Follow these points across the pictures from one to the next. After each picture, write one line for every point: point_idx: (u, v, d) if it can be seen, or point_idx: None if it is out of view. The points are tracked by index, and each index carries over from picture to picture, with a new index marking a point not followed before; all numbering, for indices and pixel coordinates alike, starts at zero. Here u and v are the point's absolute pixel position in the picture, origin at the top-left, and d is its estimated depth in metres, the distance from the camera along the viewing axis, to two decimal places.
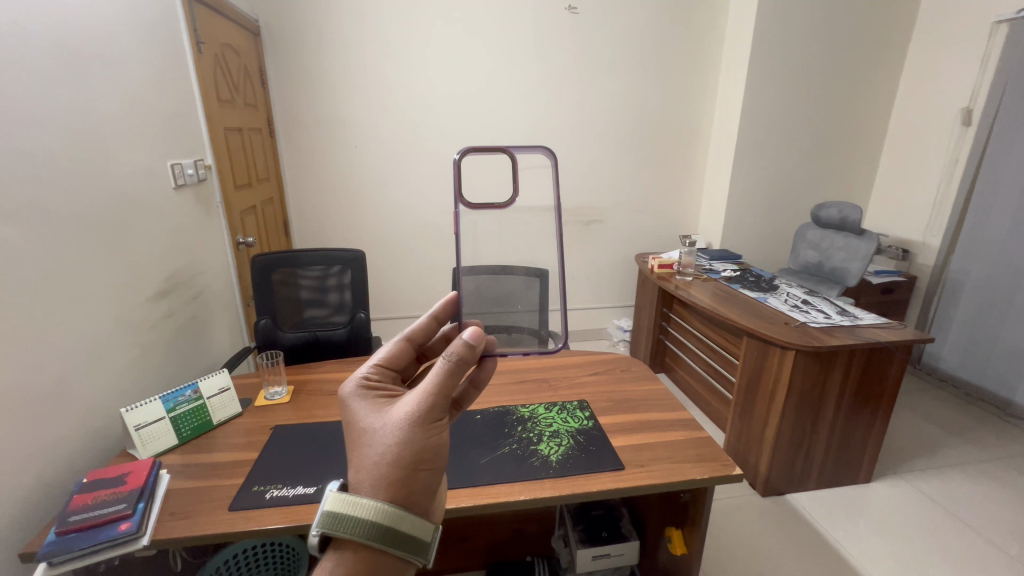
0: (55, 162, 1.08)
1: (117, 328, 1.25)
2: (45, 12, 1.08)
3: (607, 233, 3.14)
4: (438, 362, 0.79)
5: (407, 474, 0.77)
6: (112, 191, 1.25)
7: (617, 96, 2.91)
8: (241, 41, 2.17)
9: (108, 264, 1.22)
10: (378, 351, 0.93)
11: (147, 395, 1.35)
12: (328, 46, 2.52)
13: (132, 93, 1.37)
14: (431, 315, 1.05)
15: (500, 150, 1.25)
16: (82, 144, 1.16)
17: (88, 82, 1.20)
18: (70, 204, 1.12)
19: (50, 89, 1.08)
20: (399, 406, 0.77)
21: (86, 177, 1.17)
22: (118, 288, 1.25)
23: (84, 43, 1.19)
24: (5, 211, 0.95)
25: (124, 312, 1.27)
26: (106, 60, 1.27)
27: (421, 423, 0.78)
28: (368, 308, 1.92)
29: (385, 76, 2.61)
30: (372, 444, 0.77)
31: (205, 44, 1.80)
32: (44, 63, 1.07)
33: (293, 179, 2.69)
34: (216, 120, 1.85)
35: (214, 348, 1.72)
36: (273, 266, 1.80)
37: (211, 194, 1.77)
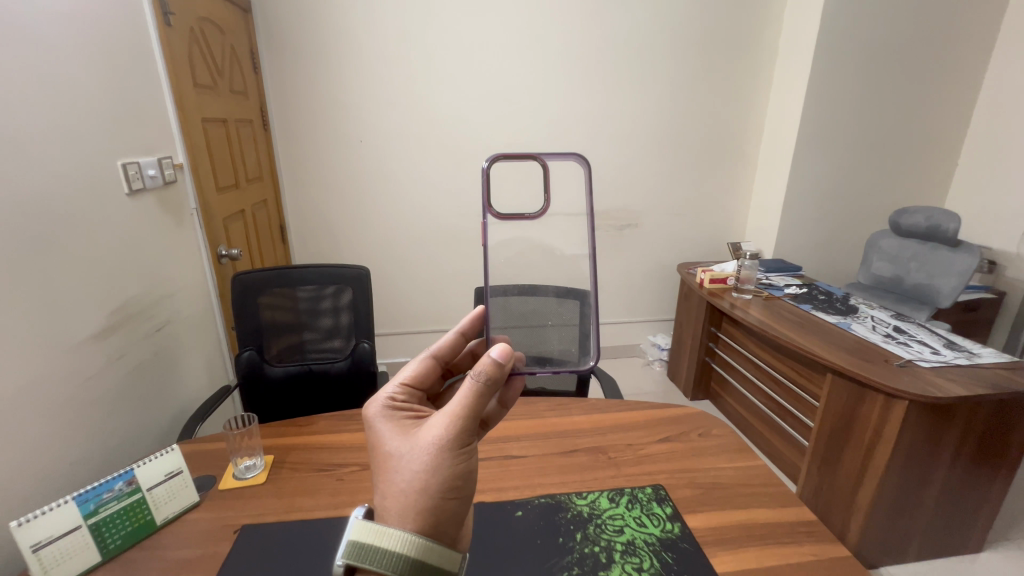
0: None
1: (36, 385, 0.93)
2: None
3: (644, 239, 2.78)
4: (467, 381, 0.69)
5: (435, 505, 0.67)
6: (30, 200, 0.93)
7: (661, 84, 2.55)
8: (225, 17, 1.84)
9: (23, 301, 0.91)
10: (403, 368, 0.83)
11: (80, 464, 1.03)
12: (330, 27, 2.19)
13: (68, 74, 1.05)
14: (459, 329, 0.91)
15: (531, 158, 1.00)
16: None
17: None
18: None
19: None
20: (424, 431, 0.69)
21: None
22: (38, 329, 0.94)
23: None
24: None
25: (48, 360, 0.96)
26: (27, 26, 0.95)
27: (451, 449, 0.68)
28: (372, 335, 1.60)
29: (396, 61, 2.29)
30: (397, 470, 0.68)
31: (177, 17, 1.48)
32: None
33: (290, 178, 2.37)
34: (192, 110, 1.54)
35: (184, 387, 1.41)
36: (256, 287, 1.49)
37: (183, 200, 1.46)
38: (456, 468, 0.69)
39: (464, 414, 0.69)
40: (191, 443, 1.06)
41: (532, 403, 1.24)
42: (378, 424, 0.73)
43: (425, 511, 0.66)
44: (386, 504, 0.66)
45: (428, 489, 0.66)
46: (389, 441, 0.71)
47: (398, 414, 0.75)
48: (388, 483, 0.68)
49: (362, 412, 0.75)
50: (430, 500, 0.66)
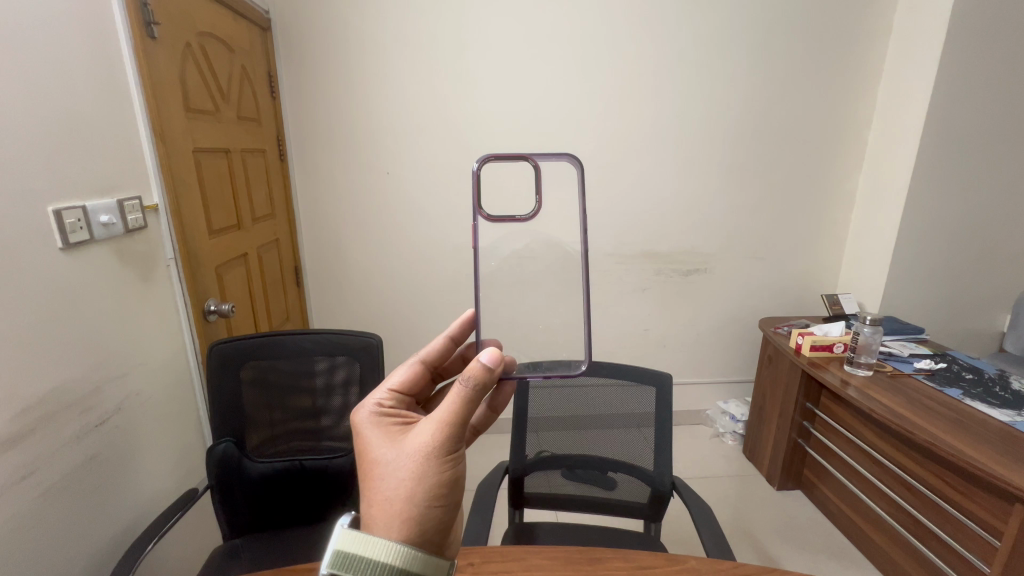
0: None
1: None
2: None
3: (713, 289, 2.35)
4: (456, 384, 0.59)
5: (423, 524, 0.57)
6: None
7: (738, 107, 2.14)
8: (236, 35, 1.62)
9: None
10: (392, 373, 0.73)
11: None
12: (358, 50, 1.94)
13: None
14: (449, 334, 0.81)
15: (522, 158, 0.95)
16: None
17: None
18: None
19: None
20: (411, 435, 0.60)
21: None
22: None
23: None
24: None
25: None
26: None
27: (441, 460, 0.59)
28: None
29: (427, 83, 2.00)
30: (382, 479, 0.59)
31: (164, 27, 1.22)
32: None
33: (308, 216, 2.11)
34: (180, 137, 1.28)
35: (137, 491, 1.11)
36: (236, 362, 1.15)
37: (155, 249, 1.18)
38: (444, 481, 0.59)
39: (453, 422, 0.59)
40: None
41: (598, 559, 0.84)
42: (364, 431, 0.64)
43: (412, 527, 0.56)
44: (370, 518, 0.57)
45: (415, 502, 0.57)
46: (374, 448, 0.61)
47: (387, 420, 0.65)
48: (371, 495, 0.59)
49: (348, 417, 0.65)
50: (417, 517, 0.56)
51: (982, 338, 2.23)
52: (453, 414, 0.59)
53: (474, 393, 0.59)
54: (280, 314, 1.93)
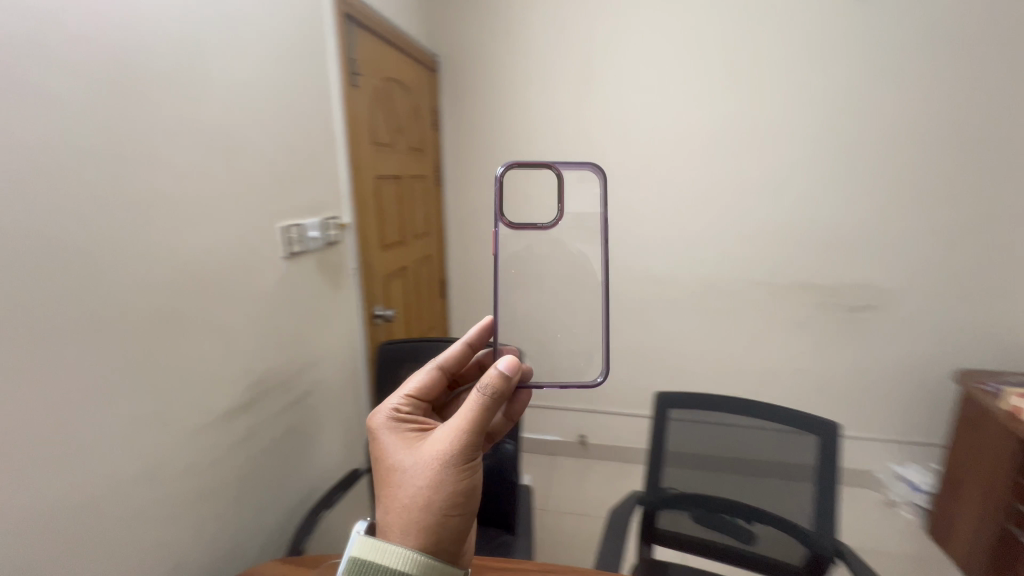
0: (35, 231, 0.65)
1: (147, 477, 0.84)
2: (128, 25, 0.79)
3: (891, 329, 1.99)
4: (472, 392, 0.64)
5: (440, 527, 0.62)
6: (192, 264, 0.91)
7: (940, 114, 1.79)
8: (412, 77, 1.88)
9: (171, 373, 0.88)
10: (408, 380, 0.78)
11: (201, 550, 0.96)
12: (509, 81, 2.11)
13: (238, 132, 1.02)
14: (466, 339, 0.84)
15: (546, 167, 0.94)
16: (107, 198, 0.75)
17: (139, 106, 0.81)
18: (64, 295, 0.69)
19: (35, 106, 0.65)
20: (430, 444, 0.64)
21: (108, 254, 0.76)
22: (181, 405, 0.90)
23: (184, 69, 0.89)
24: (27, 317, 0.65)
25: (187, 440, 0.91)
26: (188, 91, 0.90)
27: (457, 467, 0.63)
28: (518, 435, 1.25)
29: (571, 110, 2.08)
30: (401, 485, 0.64)
31: (365, 77, 1.52)
32: (44, 72, 0.67)
33: (456, 234, 2.32)
34: (365, 166, 1.52)
35: (318, 463, 1.33)
36: (399, 360, 1.31)
37: (344, 260, 1.41)
38: (460, 486, 0.63)
39: (470, 430, 0.64)
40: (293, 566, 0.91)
41: None
42: (381, 437, 0.69)
43: (430, 531, 0.61)
44: (389, 521, 0.62)
45: (432, 508, 0.61)
46: (392, 453, 0.66)
47: (404, 426, 0.70)
48: (391, 499, 0.64)
49: (366, 423, 0.70)
50: (434, 522, 0.61)
51: None
52: (470, 422, 0.64)
53: (489, 402, 0.64)
54: (427, 322, 2.13)
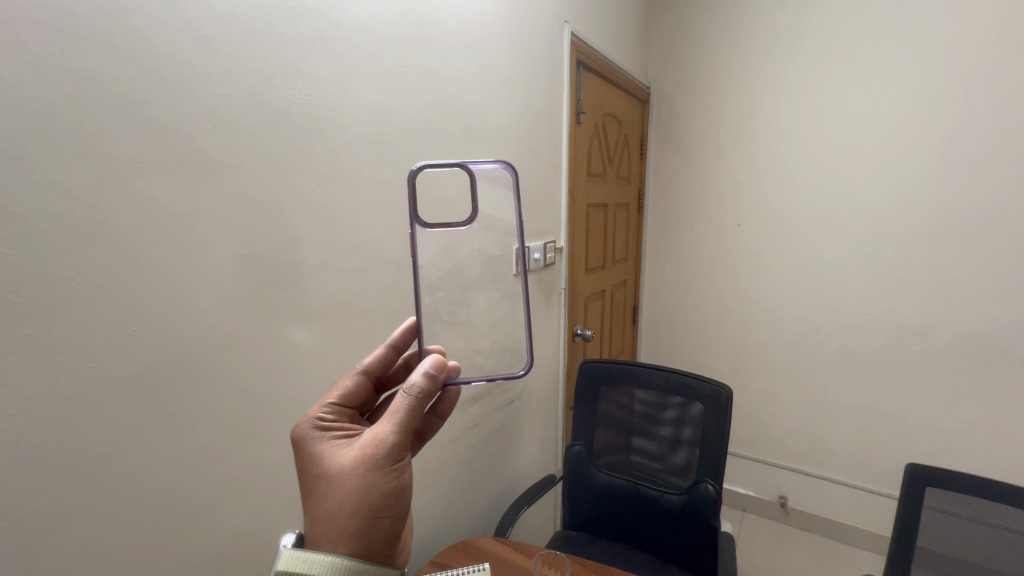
0: (358, 249, 0.94)
1: None
2: (419, 86, 1.04)
3: None
4: (399, 395, 0.66)
5: (371, 528, 0.64)
6: None
7: None
8: (626, 109, 1.97)
9: None
10: (332, 388, 0.77)
11: (438, 512, 1.18)
12: (725, 104, 2.02)
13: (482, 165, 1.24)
14: (390, 341, 0.85)
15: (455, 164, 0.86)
16: (395, 220, 1.01)
17: (421, 150, 1.06)
18: (368, 291, 0.97)
19: (363, 151, 0.93)
20: (354, 449, 0.65)
21: (396, 263, 1.03)
22: None
23: (450, 117, 1.13)
24: (346, 303, 0.93)
25: None
26: (452, 134, 1.14)
27: (385, 468, 0.65)
28: (721, 477, 1.18)
29: (797, 129, 1.88)
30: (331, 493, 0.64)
31: (586, 114, 1.68)
32: (373, 132, 0.94)
33: (654, 261, 2.32)
34: (579, 195, 1.66)
35: (519, 459, 1.49)
36: (600, 377, 1.37)
37: (556, 280, 1.54)
38: (390, 487, 0.65)
39: (396, 431, 0.66)
40: (507, 547, 1.04)
41: None
42: (308, 446, 0.69)
43: (359, 533, 0.63)
44: (319, 530, 0.63)
45: (362, 512, 0.63)
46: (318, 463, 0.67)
47: (329, 434, 0.70)
48: (319, 509, 0.64)
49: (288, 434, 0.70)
50: (364, 523, 0.63)
51: None
52: (398, 424, 0.65)
53: (415, 402, 0.66)
54: (619, 346, 2.18)
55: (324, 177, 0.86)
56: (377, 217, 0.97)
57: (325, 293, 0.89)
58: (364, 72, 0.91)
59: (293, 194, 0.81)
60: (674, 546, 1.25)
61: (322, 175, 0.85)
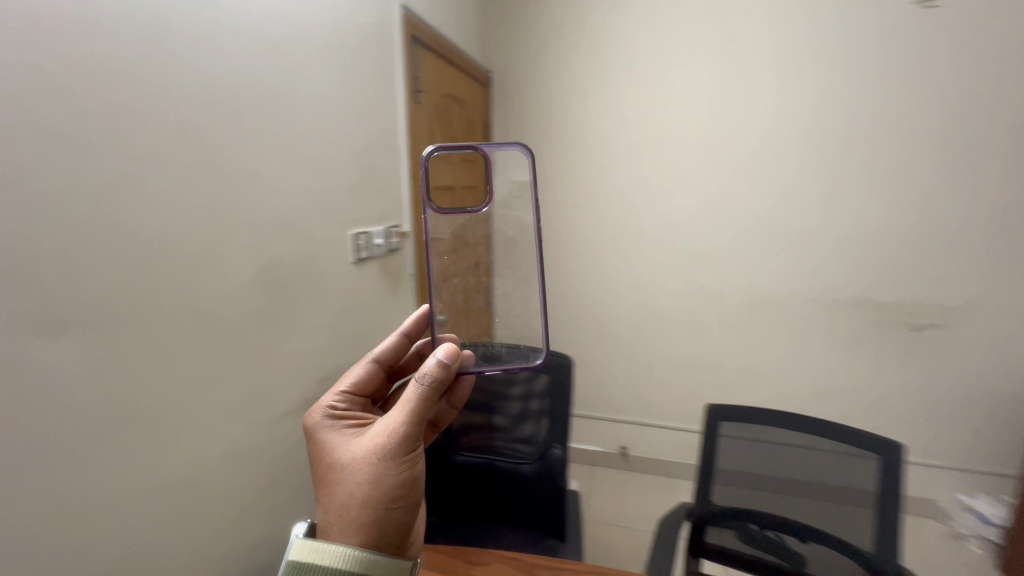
0: (145, 241, 0.77)
1: (224, 459, 0.95)
2: (217, 47, 0.89)
3: (953, 350, 1.88)
4: (412, 384, 0.70)
5: (383, 513, 0.68)
6: (270, 266, 1.03)
7: (1007, 123, 1.69)
8: (469, 92, 1.98)
9: (249, 361, 0.99)
10: (346, 378, 0.86)
11: (269, 529, 1.07)
12: (557, 94, 2.17)
13: (308, 143, 1.12)
14: (399, 334, 0.93)
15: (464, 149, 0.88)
16: (199, 208, 0.86)
17: (226, 122, 0.91)
18: (168, 289, 0.81)
19: (141, 119, 0.76)
20: (370, 437, 0.71)
21: (203, 255, 0.87)
22: (256, 392, 1.01)
23: (263, 87, 0.99)
24: (136, 305, 0.76)
25: (257, 425, 1.02)
26: (268, 106, 1.00)
27: (397, 456, 0.70)
28: (567, 440, 1.28)
29: (619, 120, 2.10)
30: (347, 480, 0.70)
31: (426, 94, 1.63)
32: (152, 97, 0.78)
33: None
34: (424, 179, 1.63)
35: None
36: None
37: (403, 266, 1.53)
38: (402, 474, 0.70)
39: (408, 419, 0.70)
40: None
41: None
42: (324, 435, 0.76)
43: (372, 518, 0.67)
44: (336, 515, 0.68)
45: (376, 498, 0.68)
46: (338, 450, 0.73)
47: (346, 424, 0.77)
48: (336, 494, 0.69)
49: (308, 425, 0.77)
50: (378, 507, 0.68)
51: None
52: (410, 413, 0.70)
53: (428, 390, 0.70)
54: None
55: (78, 149, 0.67)
56: (173, 203, 0.81)
57: (95, 298, 0.70)
58: (131, 22, 0.74)
59: (25, 168, 0.62)
60: (528, 514, 1.31)
61: (74, 144, 0.67)
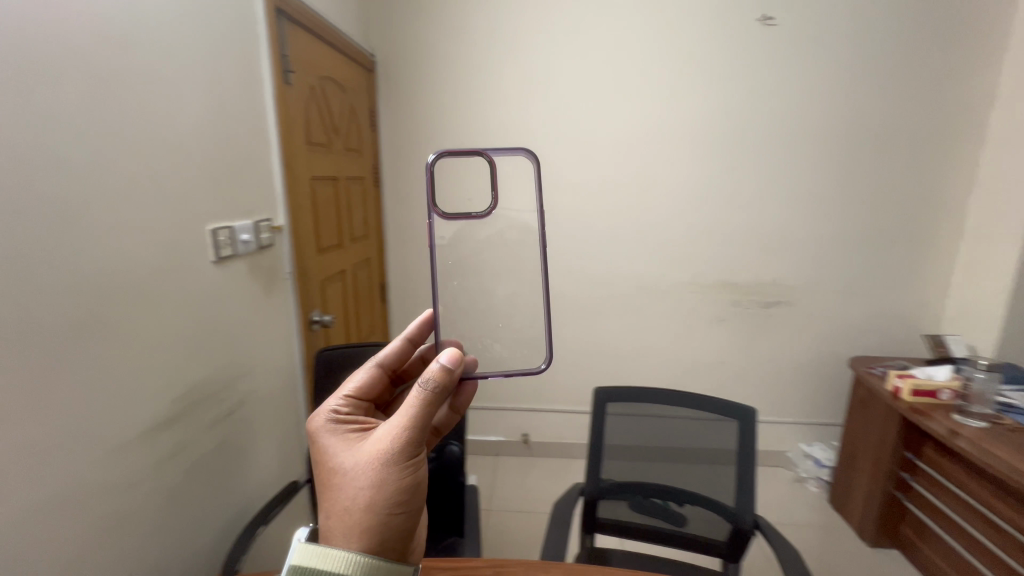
0: None
1: (51, 505, 0.77)
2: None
3: (792, 322, 2.21)
4: (415, 388, 0.64)
5: (382, 524, 0.63)
6: (106, 268, 0.86)
7: (826, 129, 2.01)
8: (349, 76, 1.85)
9: (80, 384, 0.81)
10: (347, 381, 0.78)
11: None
12: (445, 84, 2.11)
13: (152, 123, 0.95)
14: (405, 335, 0.85)
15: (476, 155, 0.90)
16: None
17: (35, 90, 0.72)
18: None
19: None
20: (370, 444, 0.65)
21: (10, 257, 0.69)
22: (93, 420, 0.84)
23: (88, 50, 0.81)
24: None
25: (98, 458, 0.85)
26: (96, 74, 0.83)
27: (399, 464, 0.64)
28: (463, 435, 1.29)
29: (509, 113, 2.11)
30: (346, 488, 0.64)
31: (298, 74, 1.49)
32: None
33: (393, 238, 2.30)
34: (300, 169, 1.50)
35: (246, 475, 1.30)
36: (340, 364, 1.30)
37: (276, 264, 1.39)
38: (404, 484, 0.64)
39: (411, 426, 0.64)
40: None
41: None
42: (321, 440, 0.69)
43: (371, 530, 0.62)
44: (333, 524, 0.63)
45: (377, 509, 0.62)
46: (334, 455, 0.67)
47: (343, 428, 0.71)
48: (333, 502, 0.64)
49: (306, 426, 0.71)
50: (378, 518, 0.62)
51: None
52: (413, 418, 0.64)
53: (432, 395, 0.64)
54: (366, 326, 2.11)
55: None
56: None
57: None
58: None
59: None
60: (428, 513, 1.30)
61: None
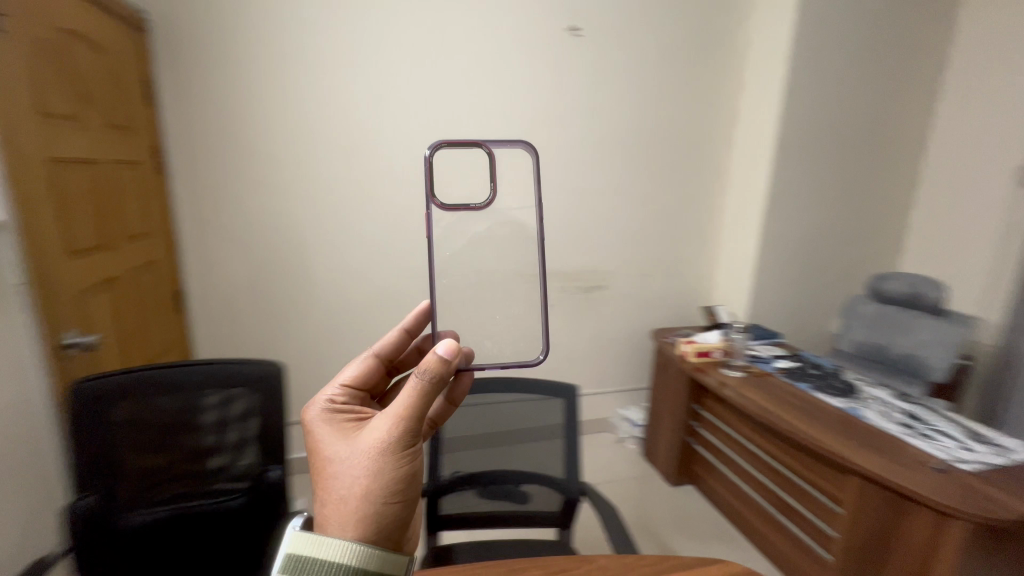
0: None
1: None
2: None
3: (608, 304, 2.50)
4: (413, 378, 0.62)
5: (380, 514, 0.61)
6: None
7: (622, 134, 2.31)
8: (106, 33, 1.47)
9: None
10: (344, 370, 0.77)
11: None
12: (245, 57, 1.84)
13: None
14: (404, 326, 0.85)
15: (476, 144, 0.97)
16: None
17: None
18: None
19: None
20: (366, 434, 0.63)
21: None
22: None
23: None
24: None
25: None
26: None
27: (395, 454, 0.62)
28: (284, 458, 1.15)
29: (326, 97, 1.94)
30: (339, 477, 0.62)
31: (20, 19, 1.13)
32: None
33: (185, 235, 1.92)
34: (33, 146, 1.14)
35: None
36: (104, 399, 1.01)
37: None
38: (400, 473, 0.62)
39: (409, 416, 0.63)
40: None
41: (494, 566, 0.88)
42: (315, 428, 0.68)
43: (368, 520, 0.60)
44: (327, 515, 0.61)
45: (373, 498, 0.60)
46: (327, 445, 0.65)
47: (339, 417, 0.69)
48: (328, 491, 0.62)
49: (300, 417, 0.69)
50: (374, 509, 0.60)
51: (824, 341, 2.60)
52: (411, 407, 0.62)
53: (430, 385, 0.62)
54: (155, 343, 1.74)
55: None
56: None
57: None
58: None
59: None
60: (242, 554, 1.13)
61: None
